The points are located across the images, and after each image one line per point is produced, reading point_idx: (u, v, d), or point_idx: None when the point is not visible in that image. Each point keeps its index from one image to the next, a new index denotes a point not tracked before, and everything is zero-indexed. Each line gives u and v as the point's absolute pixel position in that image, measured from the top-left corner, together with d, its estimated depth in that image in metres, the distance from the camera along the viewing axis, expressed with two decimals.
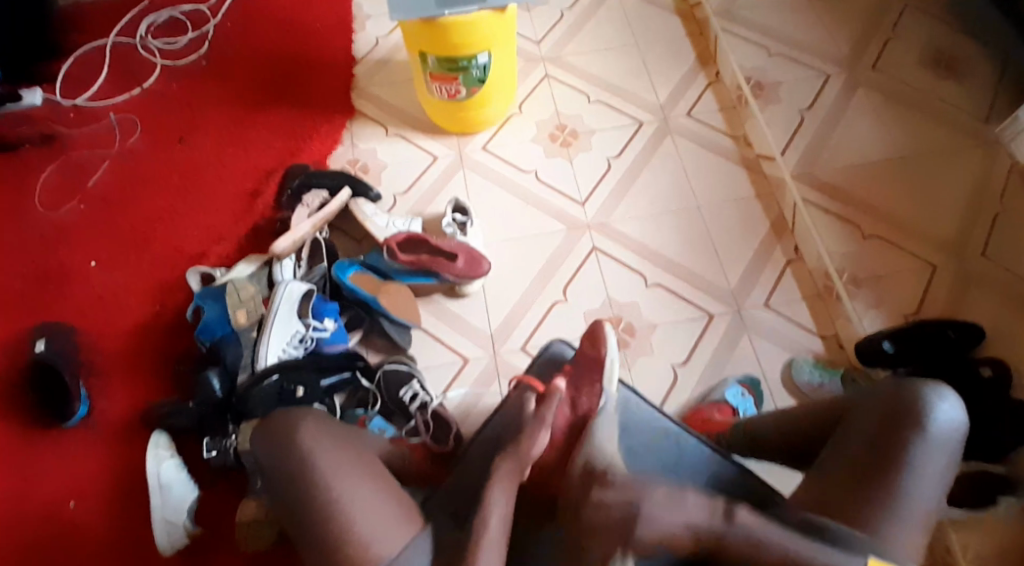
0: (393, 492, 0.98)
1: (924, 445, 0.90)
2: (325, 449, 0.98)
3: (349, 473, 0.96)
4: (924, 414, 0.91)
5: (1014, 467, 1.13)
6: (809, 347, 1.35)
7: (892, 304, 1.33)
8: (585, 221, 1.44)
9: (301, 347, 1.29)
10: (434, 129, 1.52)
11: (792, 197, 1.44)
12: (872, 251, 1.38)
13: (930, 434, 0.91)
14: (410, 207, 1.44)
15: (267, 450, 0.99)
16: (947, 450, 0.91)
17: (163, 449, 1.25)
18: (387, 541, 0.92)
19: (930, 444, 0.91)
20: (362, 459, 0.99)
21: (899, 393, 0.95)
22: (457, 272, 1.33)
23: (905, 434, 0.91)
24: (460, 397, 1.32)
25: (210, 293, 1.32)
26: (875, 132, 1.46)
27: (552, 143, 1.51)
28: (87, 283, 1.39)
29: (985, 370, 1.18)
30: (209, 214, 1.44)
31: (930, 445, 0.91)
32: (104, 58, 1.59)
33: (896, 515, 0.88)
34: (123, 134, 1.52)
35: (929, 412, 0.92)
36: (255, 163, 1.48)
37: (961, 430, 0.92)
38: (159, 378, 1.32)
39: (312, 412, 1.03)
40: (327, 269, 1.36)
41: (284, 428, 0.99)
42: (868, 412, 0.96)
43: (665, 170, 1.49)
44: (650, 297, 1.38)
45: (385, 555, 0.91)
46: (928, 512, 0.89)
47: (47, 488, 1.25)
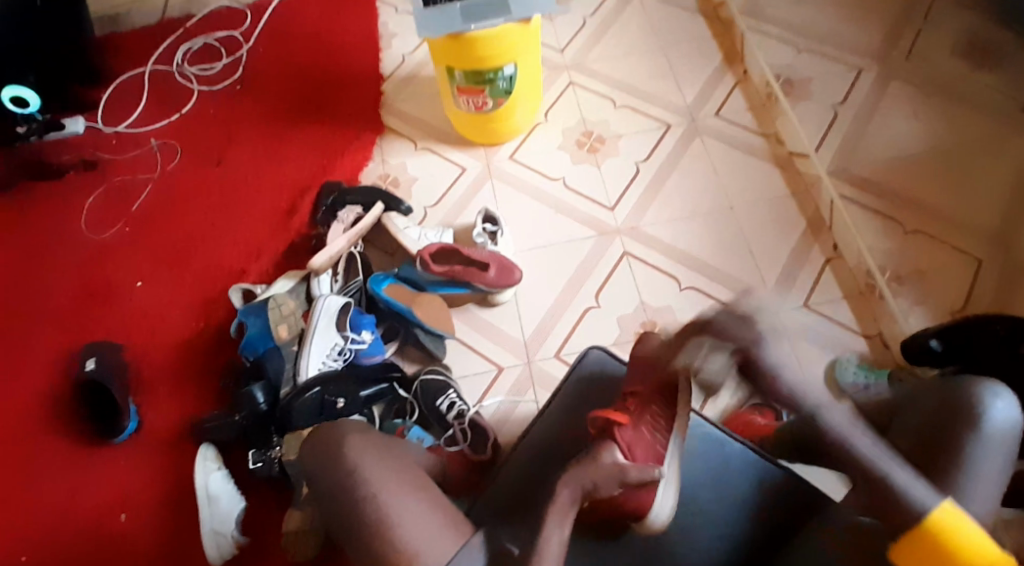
0: (438, 503, 0.96)
1: (978, 443, 0.86)
2: (369, 463, 0.96)
3: (395, 488, 0.94)
4: (979, 413, 0.87)
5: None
6: (853, 347, 1.34)
7: (935, 301, 1.29)
8: (614, 227, 1.43)
9: (341, 359, 1.33)
10: (462, 141, 1.54)
11: (828, 196, 1.43)
12: (913, 247, 1.34)
13: (984, 434, 0.87)
14: (441, 218, 1.46)
15: (314, 463, 0.98)
16: (1002, 450, 0.87)
17: (210, 461, 1.29)
18: (435, 551, 0.90)
19: (986, 445, 0.87)
20: (408, 469, 0.98)
21: (948, 395, 0.91)
22: (489, 282, 1.34)
23: (954, 437, 0.88)
24: (496, 405, 1.34)
25: (252, 308, 1.36)
26: (911, 123, 1.37)
27: (579, 150, 1.51)
28: (135, 303, 1.44)
29: None
30: (246, 233, 1.48)
31: (986, 444, 0.87)
32: (144, 86, 1.66)
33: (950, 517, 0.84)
34: (164, 159, 1.57)
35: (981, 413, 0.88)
36: (289, 183, 1.51)
37: (1017, 430, 0.88)
38: (204, 393, 1.36)
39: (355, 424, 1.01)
40: (363, 281, 1.39)
41: (328, 441, 0.98)
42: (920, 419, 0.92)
43: (694, 171, 1.47)
44: (683, 299, 1.37)
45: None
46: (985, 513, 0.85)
47: (102, 501, 1.30)
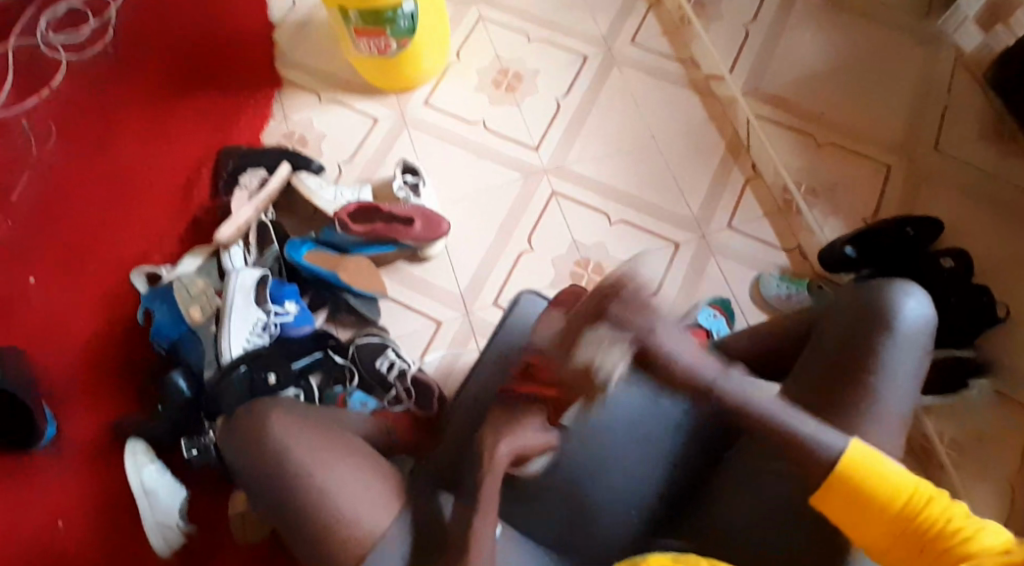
0: (373, 471, 0.94)
1: (893, 340, 0.91)
2: (296, 438, 0.93)
3: (328, 459, 0.92)
4: (893, 315, 0.92)
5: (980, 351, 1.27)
6: (774, 262, 1.37)
7: (850, 210, 1.38)
8: (540, 166, 1.40)
9: (266, 334, 1.27)
10: (371, 90, 1.44)
11: (743, 115, 1.42)
12: (825, 157, 1.41)
13: (900, 332, 0.91)
14: (358, 174, 1.38)
15: (239, 453, 0.94)
16: (917, 342, 0.92)
17: (141, 455, 1.22)
18: (371, 522, 0.89)
19: (901, 341, 0.91)
20: (334, 435, 0.96)
21: (858, 299, 0.95)
22: (415, 237, 1.30)
23: (873, 338, 0.92)
24: (438, 359, 1.32)
25: (158, 294, 1.27)
26: (818, 44, 1.47)
27: (495, 91, 1.44)
28: (31, 301, 1.32)
29: (945, 262, 1.27)
30: (145, 212, 1.36)
31: (900, 343, 0.91)
32: (6, 64, 1.47)
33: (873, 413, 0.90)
34: (38, 140, 1.41)
35: (897, 312, 0.92)
36: (186, 153, 1.39)
37: (928, 324, 0.93)
38: (126, 389, 1.28)
39: (281, 406, 0.97)
40: (279, 251, 1.32)
41: (252, 430, 0.93)
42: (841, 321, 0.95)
43: (614, 103, 1.44)
44: (614, 235, 1.37)
45: (373, 536, 0.89)
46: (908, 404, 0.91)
47: (32, 514, 1.22)
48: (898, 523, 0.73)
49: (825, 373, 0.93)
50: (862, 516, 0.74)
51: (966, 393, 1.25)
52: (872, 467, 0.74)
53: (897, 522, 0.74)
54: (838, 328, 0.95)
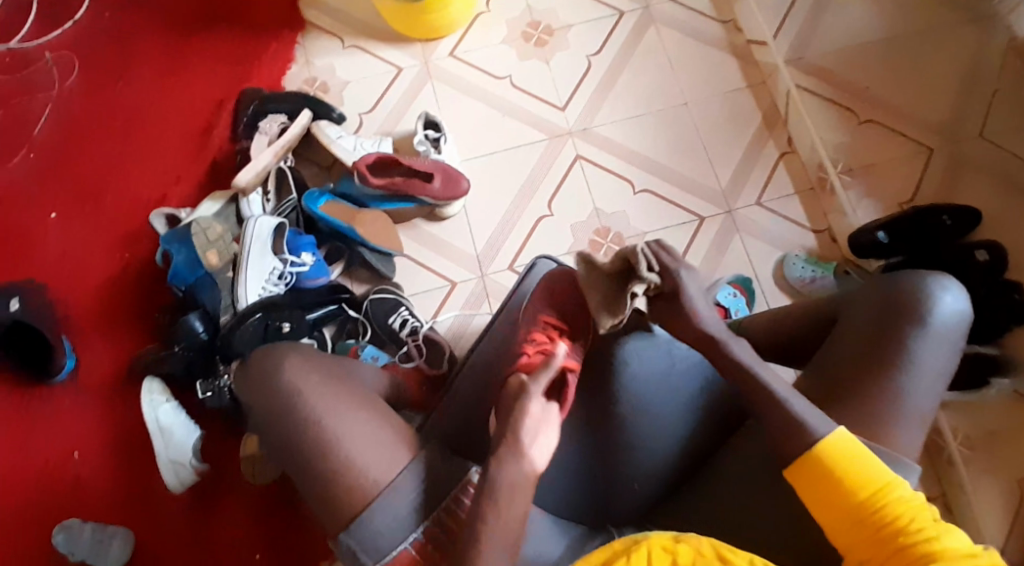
0: (386, 417, 0.91)
1: (925, 335, 0.90)
2: (308, 385, 0.90)
3: (339, 407, 0.89)
4: (927, 309, 0.90)
5: (1006, 350, 1.22)
6: (801, 242, 1.33)
7: (884, 193, 1.32)
8: (566, 129, 1.35)
9: (281, 283, 1.28)
10: (396, 37, 1.39)
11: (784, 85, 1.36)
12: (865, 136, 1.34)
13: (933, 326, 0.90)
14: (378, 127, 1.35)
15: (252, 390, 0.93)
16: (950, 340, 0.91)
17: (157, 394, 1.25)
18: (384, 466, 0.86)
19: (930, 339, 0.90)
20: (347, 385, 0.92)
21: (894, 289, 0.93)
22: (434, 195, 1.27)
23: (901, 332, 0.90)
24: (450, 320, 1.32)
25: (176, 236, 1.27)
26: (865, 14, 1.38)
27: (525, 45, 1.38)
28: (50, 238, 1.32)
29: (980, 254, 1.23)
30: (163, 152, 1.34)
31: (929, 340, 0.90)
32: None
33: (896, 408, 0.89)
34: (62, 74, 1.38)
35: (932, 307, 0.91)
36: (205, 92, 1.36)
37: (962, 320, 0.91)
38: (141, 329, 1.30)
39: (294, 346, 0.95)
40: (297, 200, 1.30)
41: (267, 367, 0.92)
42: (868, 310, 0.94)
43: (649, 65, 1.38)
44: (637, 204, 1.33)
45: (383, 482, 0.85)
46: (932, 401, 0.90)
47: (51, 446, 1.26)
48: (858, 513, 0.74)
49: (847, 360, 0.93)
50: (827, 497, 0.76)
51: (985, 392, 1.22)
52: (847, 457, 0.76)
53: (865, 517, 0.74)
54: (865, 316, 0.94)
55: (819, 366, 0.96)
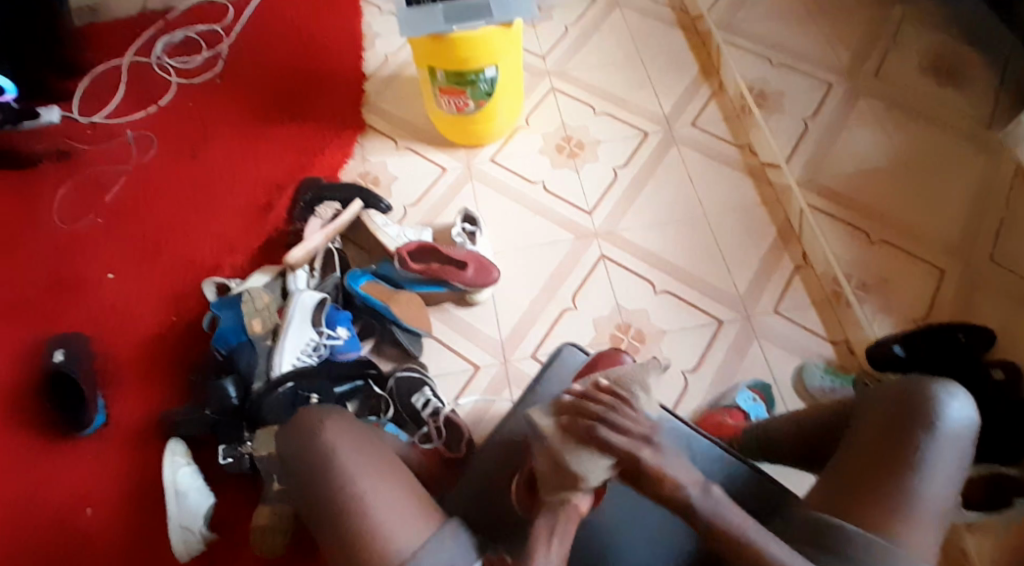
0: (413, 488, 0.95)
1: (934, 439, 0.91)
2: (345, 445, 0.96)
3: (371, 469, 0.94)
4: (935, 412, 0.92)
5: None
6: (819, 352, 1.37)
7: (898, 310, 1.35)
8: (592, 230, 1.45)
9: (315, 355, 1.32)
10: (444, 143, 1.55)
11: (798, 205, 1.46)
12: (876, 256, 1.40)
13: (942, 431, 0.91)
14: (420, 217, 1.47)
15: (291, 445, 0.98)
16: (958, 446, 0.92)
17: (179, 456, 1.28)
18: (408, 535, 0.88)
19: (940, 441, 0.91)
20: (382, 451, 0.98)
21: (904, 391, 0.95)
22: (466, 281, 1.35)
23: (911, 433, 0.92)
24: (471, 404, 1.34)
25: (225, 302, 1.35)
26: (874, 144, 1.47)
27: (558, 155, 1.53)
28: (107, 294, 1.42)
29: (996, 372, 1.17)
30: (223, 226, 1.47)
31: (940, 442, 0.91)
32: (121, 78, 1.63)
33: (906, 512, 0.88)
34: (140, 150, 1.55)
35: (939, 411, 0.92)
36: (268, 178, 1.51)
37: (970, 429, 0.92)
38: (175, 387, 1.35)
39: (335, 411, 1.01)
40: (339, 279, 1.39)
41: (307, 425, 0.98)
42: (878, 414, 0.95)
43: (671, 179, 1.50)
44: (658, 303, 1.40)
45: (405, 549, 0.87)
46: (942, 508, 0.89)
47: (67, 494, 1.28)
48: None
49: (858, 464, 0.93)
50: None
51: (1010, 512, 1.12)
52: None
53: None
54: (876, 420, 0.95)
55: (831, 472, 0.95)
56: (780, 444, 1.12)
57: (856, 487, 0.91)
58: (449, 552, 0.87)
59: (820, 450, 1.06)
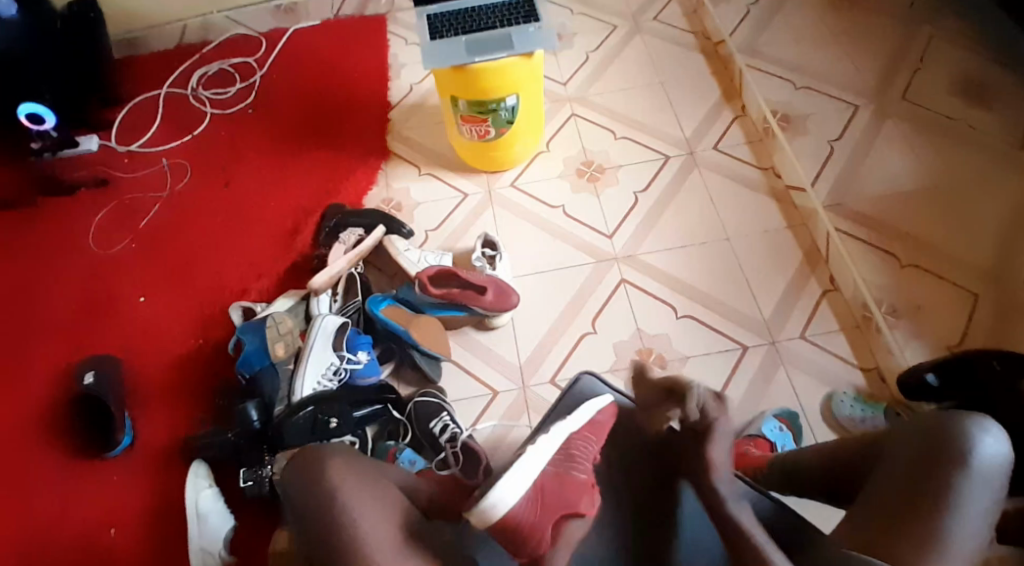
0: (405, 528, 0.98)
1: (966, 482, 0.87)
2: (349, 483, 0.98)
3: (370, 507, 0.96)
4: (968, 451, 0.88)
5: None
6: (849, 379, 1.32)
7: (932, 335, 1.31)
8: (612, 254, 1.45)
9: (335, 379, 1.33)
10: (466, 169, 1.56)
11: (825, 228, 1.42)
12: (907, 281, 1.36)
13: (973, 473, 0.88)
14: (441, 242, 1.48)
15: (296, 481, 1.00)
16: (991, 488, 0.88)
17: (202, 478, 1.29)
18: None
19: (974, 478, 0.88)
20: (380, 489, 1.01)
21: (935, 428, 0.92)
22: (486, 305, 1.35)
23: (944, 471, 0.88)
24: (489, 429, 1.33)
25: (250, 326, 1.37)
26: (902, 169, 1.44)
27: (578, 179, 1.53)
28: (138, 318, 1.45)
29: None
30: (249, 252, 1.50)
31: (977, 477, 0.88)
32: (158, 109, 1.70)
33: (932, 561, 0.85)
34: (174, 177, 1.60)
35: (974, 447, 0.89)
36: (295, 204, 1.54)
37: (1006, 465, 0.89)
38: (200, 410, 1.37)
39: (338, 446, 1.03)
40: (361, 302, 1.41)
41: (312, 460, 1.00)
42: (904, 461, 0.92)
43: (693, 201, 1.49)
44: (679, 328, 1.38)
45: None
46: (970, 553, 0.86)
47: (92, 513, 1.29)
48: None
49: (885, 511, 0.90)
50: None
51: None
52: None
53: None
54: (908, 455, 0.92)
55: (859, 516, 0.92)
56: (808, 469, 1.09)
57: (886, 526, 0.89)
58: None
59: (847, 482, 1.03)
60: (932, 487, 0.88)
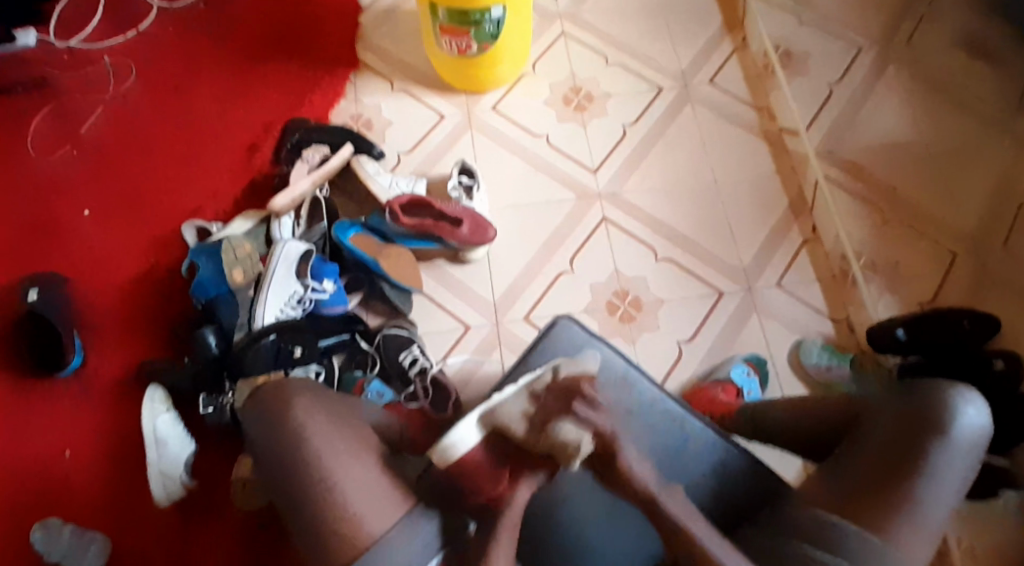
0: (385, 467, 0.91)
1: (944, 450, 0.87)
2: (320, 425, 0.91)
3: (343, 450, 0.90)
4: (950, 420, 0.88)
5: (1016, 462, 1.12)
6: (819, 329, 1.33)
7: (906, 293, 1.30)
8: (596, 191, 1.39)
9: (300, 307, 1.27)
10: (443, 87, 1.46)
11: (814, 176, 1.39)
12: (890, 236, 1.34)
13: (952, 440, 0.87)
14: (414, 166, 1.40)
15: (259, 421, 0.93)
16: (967, 457, 0.88)
17: (158, 403, 1.23)
18: (377, 518, 0.86)
19: (952, 449, 0.87)
20: (352, 427, 0.93)
21: (916, 396, 0.91)
22: (461, 238, 1.29)
23: (924, 438, 0.88)
24: (459, 364, 1.30)
25: (206, 249, 1.30)
26: (899, 118, 1.39)
27: (565, 107, 1.45)
28: (83, 235, 1.35)
29: (996, 363, 1.15)
30: (201, 167, 1.39)
31: (953, 449, 0.87)
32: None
33: (904, 526, 0.84)
34: (118, 79, 1.46)
35: (955, 418, 0.88)
36: (252, 116, 1.43)
37: (984, 437, 0.89)
38: (154, 334, 1.31)
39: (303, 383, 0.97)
40: (327, 229, 1.34)
41: (277, 399, 0.93)
42: (885, 423, 0.90)
43: (681, 139, 1.43)
44: (658, 272, 1.34)
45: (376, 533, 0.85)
46: (943, 520, 0.86)
47: (46, 438, 1.25)
48: None
49: (859, 474, 0.88)
50: None
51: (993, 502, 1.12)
52: None
53: None
54: (889, 419, 0.91)
55: (833, 478, 0.90)
56: (773, 427, 1.07)
57: (863, 485, 0.87)
58: (415, 544, 0.86)
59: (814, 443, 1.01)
60: (910, 453, 0.87)
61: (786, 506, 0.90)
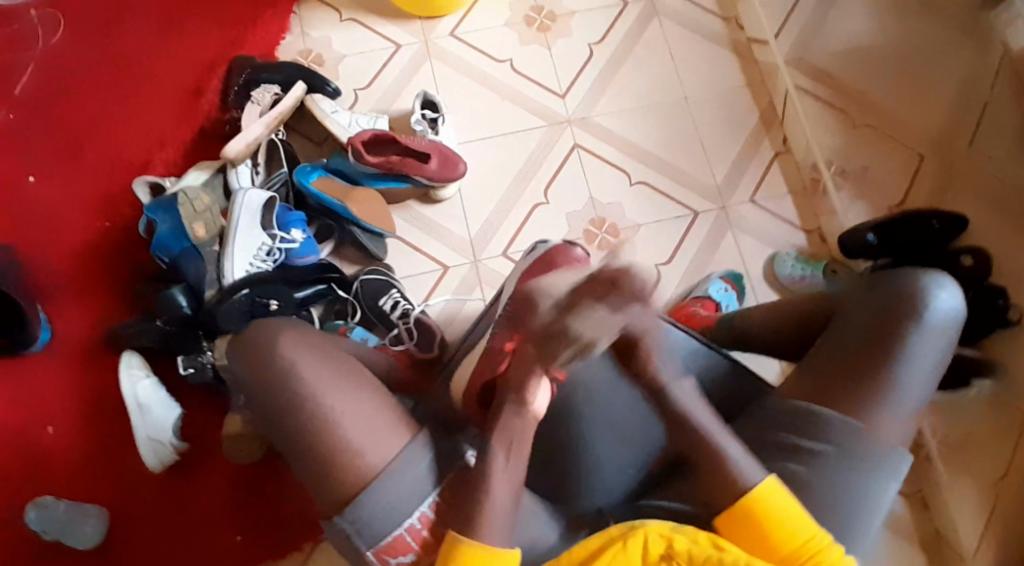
0: (383, 397, 0.84)
1: (917, 334, 0.84)
2: (308, 359, 0.83)
3: (338, 383, 0.82)
4: (921, 304, 0.84)
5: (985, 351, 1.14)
6: (792, 241, 1.33)
7: (876, 197, 1.30)
8: (565, 115, 1.36)
9: (269, 260, 1.22)
10: (397, 14, 1.40)
11: (783, 85, 1.38)
12: (859, 139, 1.33)
13: (923, 325, 0.84)
14: (375, 103, 1.35)
15: (242, 363, 0.85)
16: (941, 341, 0.84)
17: (136, 369, 1.19)
18: (379, 451, 0.79)
19: (925, 334, 0.84)
20: (343, 360, 0.86)
21: (888, 283, 0.87)
22: (430, 174, 1.25)
23: (898, 324, 0.84)
24: (441, 305, 1.28)
25: (161, 204, 1.22)
26: (871, 15, 1.34)
27: (527, 29, 1.40)
28: (30, 200, 1.28)
29: (965, 259, 1.17)
30: (151, 119, 1.32)
31: (925, 334, 0.84)
32: None
33: (879, 413, 0.83)
34: (47, 31, 1.36)
35: (926, 301, 0.84)
36: (197, 60, 1.35)
37: (957, 320, 0.85)
38: (119, 297, 1.25)
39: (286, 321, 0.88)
40: (288, 175, 1.27)
41: (257, 339, 0.85)
42: (858, 314, 0.87)
43: (649, 57, 1.40)
44: (633, 195, 1.33)
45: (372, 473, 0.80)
46: (917, 403, 0.84)
47: (20, 414, 1.21)
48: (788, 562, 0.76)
49: (830, 369, 0.86)
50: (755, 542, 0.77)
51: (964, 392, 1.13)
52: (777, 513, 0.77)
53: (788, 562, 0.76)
54: (862, 311, 0.87)
55: (806, 369, 0.89)
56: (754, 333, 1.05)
57: (838, 377, 0.85)
58: (414, 477, 0.79)
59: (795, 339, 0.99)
60: (878, 342, 0.84)
61: (766, 400, 0.90)
